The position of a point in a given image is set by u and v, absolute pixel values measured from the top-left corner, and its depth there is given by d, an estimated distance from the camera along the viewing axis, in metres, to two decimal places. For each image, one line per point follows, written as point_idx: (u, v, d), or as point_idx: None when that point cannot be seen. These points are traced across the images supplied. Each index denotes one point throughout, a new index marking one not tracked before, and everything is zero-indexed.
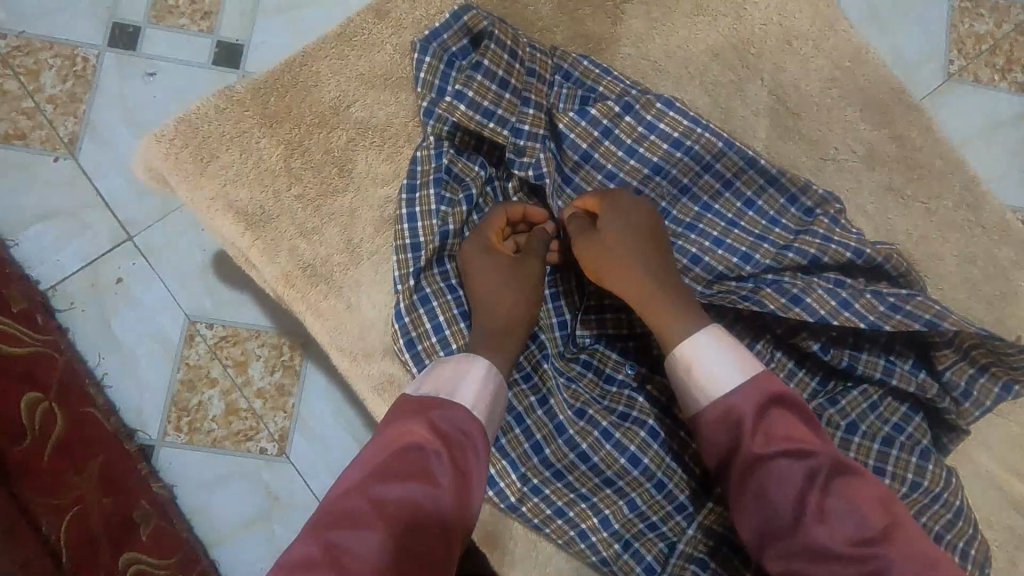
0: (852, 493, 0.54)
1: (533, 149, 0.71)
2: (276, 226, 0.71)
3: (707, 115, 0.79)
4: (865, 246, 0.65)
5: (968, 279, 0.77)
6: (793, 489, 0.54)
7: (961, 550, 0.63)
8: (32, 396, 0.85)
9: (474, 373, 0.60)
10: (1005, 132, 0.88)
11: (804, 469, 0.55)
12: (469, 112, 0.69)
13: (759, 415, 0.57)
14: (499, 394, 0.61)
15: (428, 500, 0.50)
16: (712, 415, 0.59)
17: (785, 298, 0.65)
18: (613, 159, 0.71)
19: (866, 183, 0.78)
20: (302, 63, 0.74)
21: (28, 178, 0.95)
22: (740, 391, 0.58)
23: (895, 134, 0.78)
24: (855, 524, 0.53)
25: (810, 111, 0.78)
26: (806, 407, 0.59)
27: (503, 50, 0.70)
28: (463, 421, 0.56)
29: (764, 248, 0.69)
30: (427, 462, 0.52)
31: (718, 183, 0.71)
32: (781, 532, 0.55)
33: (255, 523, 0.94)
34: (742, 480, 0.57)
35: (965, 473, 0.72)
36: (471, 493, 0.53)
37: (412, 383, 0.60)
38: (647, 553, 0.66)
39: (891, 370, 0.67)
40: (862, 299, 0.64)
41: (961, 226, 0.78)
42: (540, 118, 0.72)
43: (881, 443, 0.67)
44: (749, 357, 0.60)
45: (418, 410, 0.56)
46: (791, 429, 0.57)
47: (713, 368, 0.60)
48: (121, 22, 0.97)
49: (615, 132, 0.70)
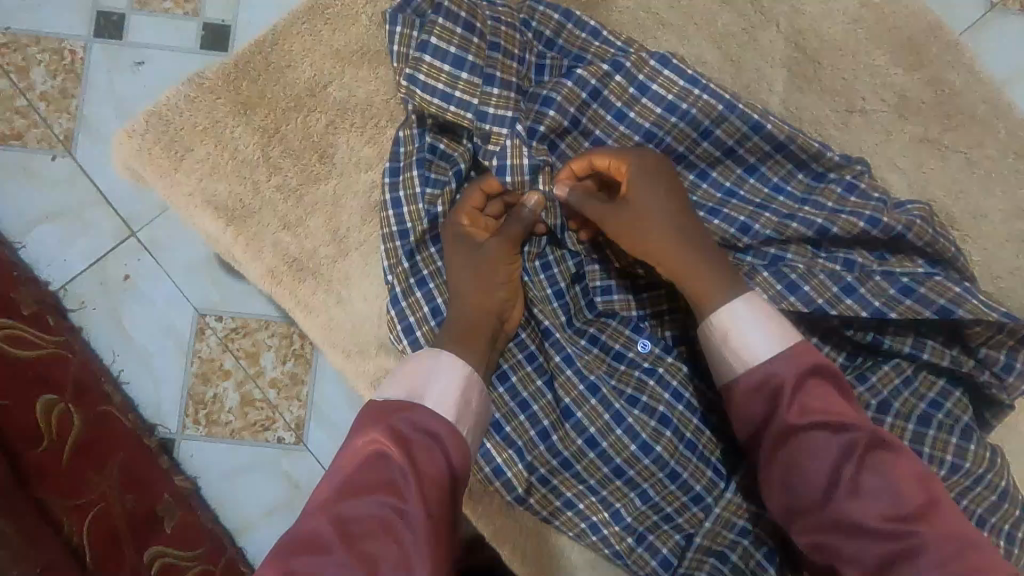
0: (891, 469, 0.50)
1: (498, 135, 0.64)
2: (259, 220, 0.67)
3: (717, 70, 0.71)
4: (882, 215, 0.60)
5: (1016, 236, 0.69)
6: (829, 462, 0.51)
7: (1006, 534, 0.58)
8: (47, 399, 0.85)
9: (444, 372, 0.55)
10: None
11: (840, 442, 0.51)
12: (426, 97, 0.64)
13: (798, 385, 0.53)
14: (473, 391, 0.56)
15: (395, 514, 0.48)
16: (745, 383, 0.54)
17: (781, 284, 0.61)
18: (601, 124, 0.65)
19: (898, 136, 0.70)
20: (273, 43, 0.69)
21: (26, 178, 0.93)
22: (779, 359, 0.53)
23: (931, 77, 0.70)
24: (892, 501, 0.49)
25: (833, 58, 0.71)
26: (844, 379, 0.55)
27: (456, 22, 0.63)
28: (430, 423, 0.53)
29: (765, 218, 0.63)
30: (390, 474, 0.50)
31: (718, 151, 0.64)
32: (808, 507, 0.52)
33: (278, 511, 0.93)
34: (773, 451, 0.53)
35: (1011, 448, 0.67)
36: (443, 498, 0.51)
37: (378, 388, 0.57)
38: (663, 545, 0.62)
39: (922, 343, 0.62)
40: (870, 283, 0.61)
41: (1007, 177, 0.70)
42: (507, 97, 0.64)
43: (917, 424, 0.61)
44: (786, 326, 0.55)
45: (383, 417, 0.53)
46: (830, 402, 0.52)
47: (749, 335, 0.55)
48: (105, 11, 0.92)
49: (604, 94, 0.64)
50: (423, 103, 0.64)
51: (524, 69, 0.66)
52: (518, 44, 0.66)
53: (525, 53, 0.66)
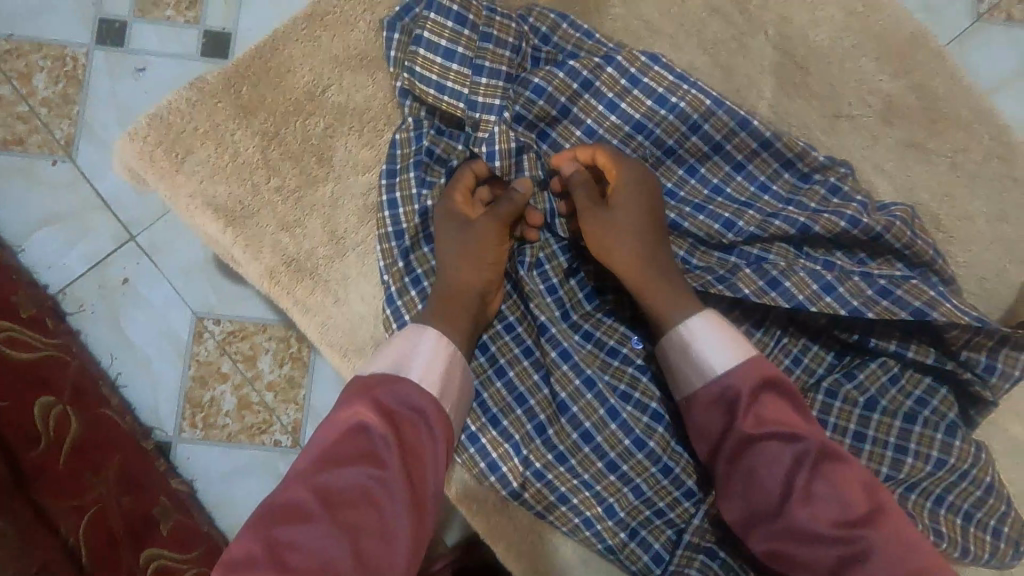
0: (839, 477, 0.53)
1: (487, 122, 0.66)
2: (257, 221, 0.68)
3: (707, 75, 0.73)
4: (862, 216, 0.62)
5: (1000, 238, 0.71)
6: (782, 471, 0.54)
7: (993, 528, 0.60)
8: (46, 401, 0.86)
9: (426, 347, 0.58)
10: None
11: (790, 451, 0.54)
12: (422, 86, 0.66)
13: (753, 397, 0.56)
14: (455, 364, 0.59)
15: (375, 481, 0.52)
16: (704, 395, 0.58)
17: (762, 281, 0.62)
18: (593, 113, 0.67)
19: (885, 139, 0.72)
20: (273, 48, 0.70)
21: (27, 183, 0.94)
22: (736, 371, 0.57)
23: (915, 83, 0.72)
24: (839, 508, 0.52)
25: (819, 64, 0.72)
26: (800, 394, 0.57)
27: (446, 16, 0.65)
28: (411, 397, 0.56)
29: (748, 216, 0.65)
30: (371, 446, 0.53)
31: (706, 146, 0.66)
32: (765, 514, 0.54)
33: None
34: (731, 461, 0.56)
35: (995, 445, 0.69)
36: (422, 468, 0.54)
37: (366, 363, 0.60)
38: (654, 541, 0.63)
39: (907, 341, 0.63)
40: (848, 282, 0.61)
41: (991, 180, 0.72)
42: (495, 87, 0.66)
43: (904, 420, 0.62)
44: (742, 341, 0.58)
45: (369, 390, 0.56)
46: (779, 413, 0.56)
47: (708, 349, 0.58)
48: (107, 18, 0.94)
49: (595, 85, 0.66)
50: (421, 93, 0.66)
51: (517, 59, 0.67)
52: (512, 34, 0.67)
53: (520, 42, 0.67)
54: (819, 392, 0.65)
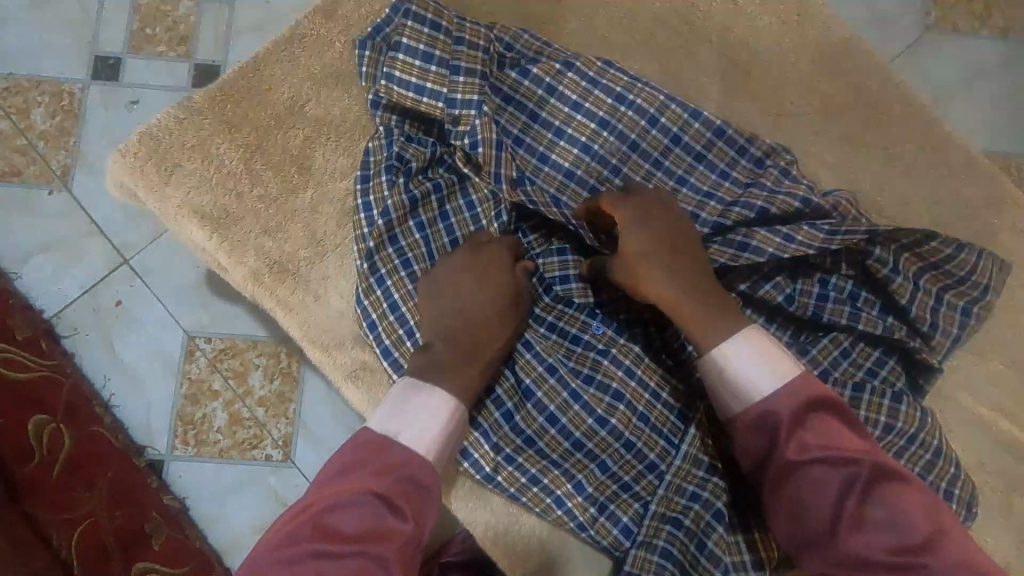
0: (896, 501, 0.55)
1: (467, 117, 0.70)
2: (241, 227, 0.73)
3: (658, 81, 0.79)
4: (812, 195, 0.66)
5: (938, 221, 0.76)
6: (831, 495, 0.56)
7: (943, 490, 0.65)
8: (40, 419, 0.89)
9: (434, 412, 0.62)
10: (983, 83, 0.92)
11: (841, 476, 0.56)
12: (401, 90, 0.70)
13: (795, 420, 0.58)
14: (456, 432, 0.63)
15: (373, 556, 0.53)
16: (745, 418, 0.60)
17: (733, 248, 0.67)
18: (560, 116, 0.72)
19: (824, 134, 0.78)
20: (255, 68, 0.76)
21: (23, 212, 0.98)
22: (779, 395, 0.59)
23: (850, 82, 0.78)
24: (898, 533, 0.54)
25: (760, 68, 0.78)
26: (851, 415, 0.60)
27: (422, 23, 0.70)
28: (417, 473, 0.58)
29: (710, 207, 0.70)
30: (372, 520, 0.55)
31: (666, 139, 0.71)
32: (816, 540, 0.56)
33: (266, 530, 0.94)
34: (778, 485, 0.58)
35: (949, 416, 0.73)
36: (418, 541, 0.56)
37: (376, 415, 0.62)
38: (623, 514, 0.67)
39: (857, 316, 0.67)
40: (804, 230, 0.66)
41: (927, 167, 0.77)
42: (472, 83, 0.70)
43: (854, 389, 0.66)
44: (785, 362, 0.61)
45: (374, 460, 0.58)
46: (829, 437, 0.58)
47: (745, 369, 0.61)
48: (103, 55, 1.00)
49: (559, 89, 0.72)
50: (399, 97, 0.71)
51: (489, 59, 0.72)
52: (482, 37, 0.72)
53: (490, 45, 0.72)
54: None
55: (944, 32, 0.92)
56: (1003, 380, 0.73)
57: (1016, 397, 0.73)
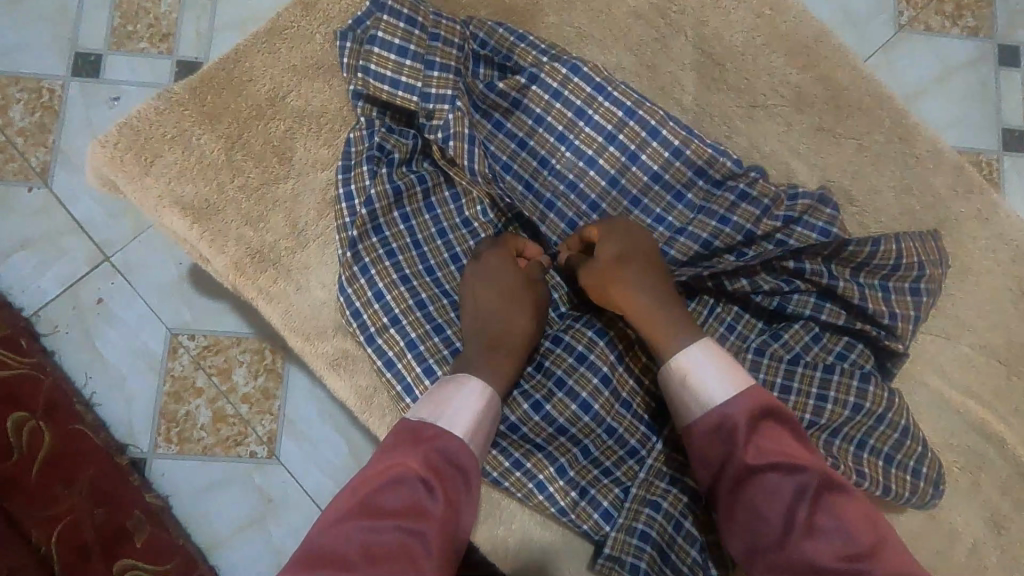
0: (841, 510, 0.56)
1: (441, 111, 0.71)
2: (222, 217, 0.73)
3: (634, 75, 0.81)
4: (775, 201, 0.70)
5: (907, 210, 0.79)
6: (783, 502, 0.56)
7: (911, 468, 0.67)
8: (18, 416, 0.88)
9: (476, 400, 0.63)
10: (954, 80, 0.94)
11: (793, 484, 0.56)
12: (378, 85, 0.71)
13: (752, 427, 0.59)
14: (495, 420, 0.64)
15: (414, 534, 0.54)
16: (703, 426, 0.60)
17: (698, 244, 0.71)
18: (525, 128, 0.75)
19: (797, 125, 0.80)
20: (235, 60, 0.76)
21: (2, 210, 0.97)
22: (734, 403, 0.59)
23: (821, 76, 0.80)
24: (844, 540, 0.55)
25: (734, 61, 0.80)
26: (798, 426, 0.61)
27: (399, 18, 0.71)
28: (458, 453, 0.59)
29: (678, 211, 0.73)
30: (415, 497, 0.56)
31: (623, 156, 0.73)
32: (768, 546, 0.57)
33: (248, 528, 0.93)
34: (732, 490, 0.59)
35: (919, 398, 0.75)
36: (458, 523, 0.57)
37: (414, 406, 0.63)
38: (603, 498, 0.68)
39: (821, 306, 0.70)
40: (765, 226, 0.70)
41: (896, 158, 0.79)
42: (445, 79, 0.72)
43: (824, 370, 0.68)
44: (741, 371, 0.62)
45: (415, 441, 0.59)
46: (780, 445, 0.58)
47: (707, 381, 0.61)
48: (82, 52, 1.00)
49: (523, 102, 0.74)
50: (374, 91, 0.72)
51: (463, 56, 0.74)
52: (457, 35, 0.73)
53: (464, 43, 0.74)
54: (749, 351, 0.70)
55: (914, 30, 0.95)
56: (971, 364, 0.76)
57: (983, 379, 0.75)
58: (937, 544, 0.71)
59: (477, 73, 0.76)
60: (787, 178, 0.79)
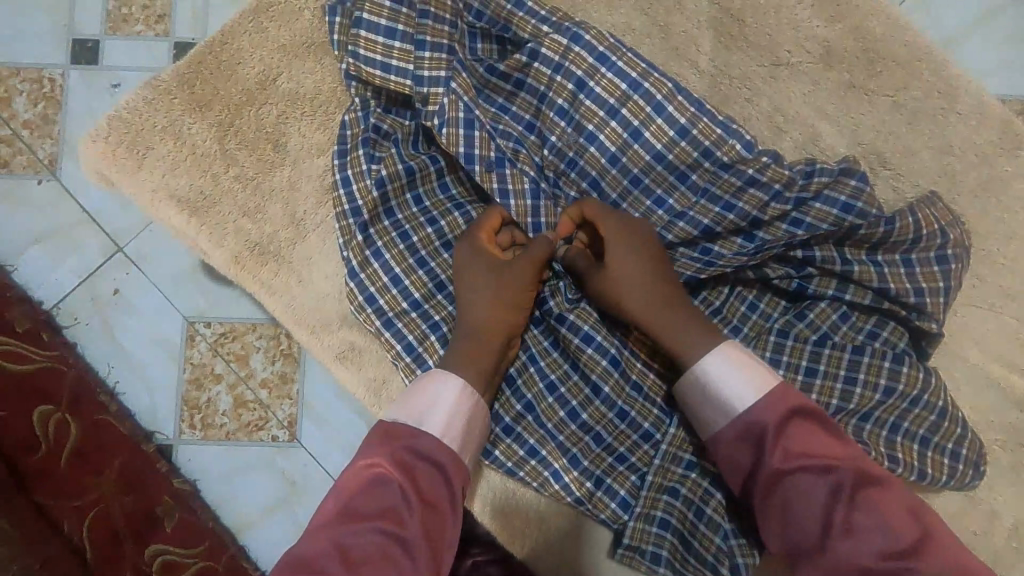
0: (880, 505, 0.53)
1: (436, 95, 0.67)
2: (220, 210, 0.71)
3: (645, 36, 0.75)
4: (790, 183, 0.64)
5: (947, 171, 0.72)
6: (818, 505, 0.54)
7: (950, 450, 0.63)
8: (44, 410, 0.89)
9: (454, 397, 0.60)
10: (997, 23, 0.86)
11: (827, 484, 0.54)
12: (368, 69, 0.68)
13: (779, 429, 0.56)
14: (477, 415, 0.61)
15: (393, 538, 0.53)
16: (731, 433, 0.58)
17: (698, 230, 0.66)
18: (529, 104, 0.71)
19: (826, 83, 0.74)
20: (222, 42, 0.73)
21: (15, 204, 0.96)
22: (760, 406, 0.57)
23: (853, 26, 0.73)
24: (887, 538, 0.52)
25: (754, 16, 0.74)
26: (830, 419, 0.58)
27: None
28: (436, 452, 0.58)
29: (680, 193, 0.68)
30: (393, 501, 0.55)
31: (625, 132, 0.68)
32: (807, 549, 0.54)
33: (274, 510, 0.93)
34: (765, 495, 0.56)
35: (960, 374, 0.70)
36: (440, 522, 0.56)
37: (393, 407, 0.61)
38: (620, 488, 0.66)
39: (845, 285, 0.66)
40: (771, 210, 0.65)
41: (935, 114, 0.73)
42: (439, 58, 0.68)
43: (853, 352, 0.64)
44: (765, 370, 0.59)
45: (391, 443, 0.58)
46: (813, 443, 0.56)
47: (726, 385, 0.58)
48: (79, 38, 0.97)
49: (527, 82, 0.70)
50: (367, 76, 0.69)
51: (456, 33, 0.69)
52: (449, 10, 0.69)
53: (457, 19, 0.69)
54: (771, 333, 0.67)
55: None
56: (1018, 336, 0.70)
57: None
58: (975, 525, 0.68)
59: (475, 49, 0.71)
60: (814, 142, 0.73)
